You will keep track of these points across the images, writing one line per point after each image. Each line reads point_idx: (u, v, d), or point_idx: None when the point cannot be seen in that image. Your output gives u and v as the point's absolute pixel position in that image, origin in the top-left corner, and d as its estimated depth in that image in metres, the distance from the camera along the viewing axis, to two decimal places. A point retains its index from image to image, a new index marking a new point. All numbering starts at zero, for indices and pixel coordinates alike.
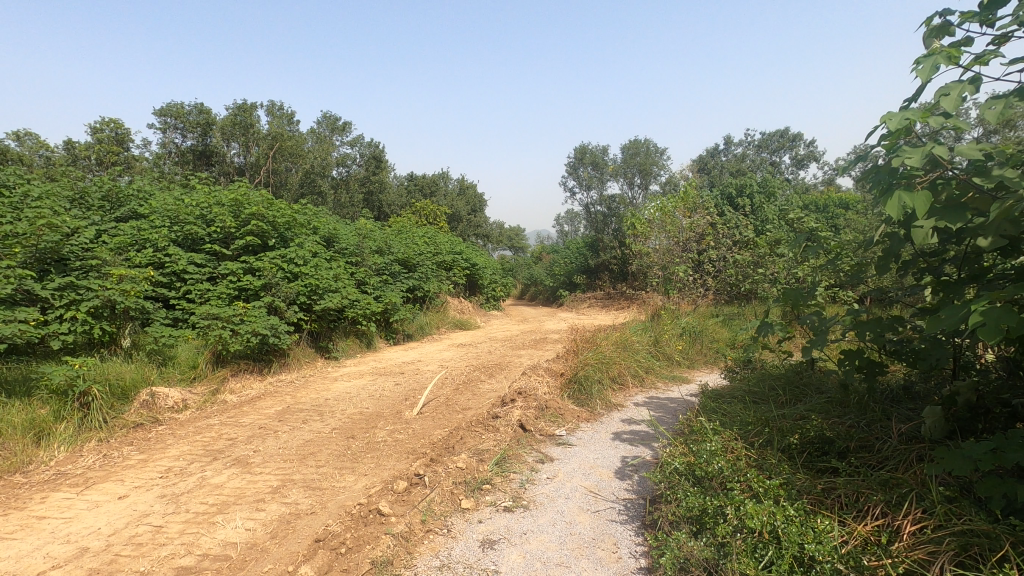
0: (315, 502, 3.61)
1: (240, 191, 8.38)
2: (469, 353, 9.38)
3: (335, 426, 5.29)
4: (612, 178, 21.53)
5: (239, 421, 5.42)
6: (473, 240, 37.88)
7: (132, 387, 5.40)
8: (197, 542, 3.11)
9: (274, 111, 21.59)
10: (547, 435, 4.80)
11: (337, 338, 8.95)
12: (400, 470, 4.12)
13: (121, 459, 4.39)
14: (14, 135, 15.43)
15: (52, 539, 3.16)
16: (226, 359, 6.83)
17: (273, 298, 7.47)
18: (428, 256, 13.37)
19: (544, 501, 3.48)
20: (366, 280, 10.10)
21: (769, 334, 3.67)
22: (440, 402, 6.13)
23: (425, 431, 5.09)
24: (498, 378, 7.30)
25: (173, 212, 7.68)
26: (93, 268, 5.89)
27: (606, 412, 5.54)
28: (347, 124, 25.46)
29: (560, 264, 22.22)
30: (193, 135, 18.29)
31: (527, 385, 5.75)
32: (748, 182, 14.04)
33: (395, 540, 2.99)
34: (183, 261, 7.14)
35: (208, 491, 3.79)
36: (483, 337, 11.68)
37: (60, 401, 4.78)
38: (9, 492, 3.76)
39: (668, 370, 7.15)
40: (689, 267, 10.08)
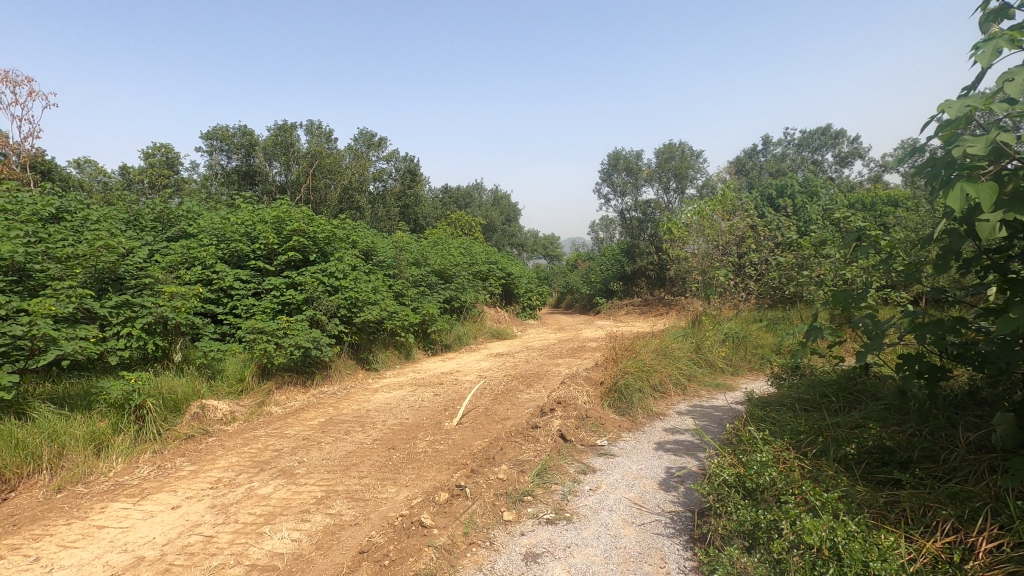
0: (359, 513, 3.64)
1: (282, 208, 8.64)
2: (507, 363, 9.39)
3: (376, 437, 5.35)
4: (647, 183, 21.34)
5: (284, 432, 5.54)
6: (507, 249, 38.07)
7: (183, 400, 5.61)
8: (245, 553, 3.17)
9: (313, 130, 22.29)
10: (588, 445, 4.73)
11: (376, 350, 9.10)
12: (441, 481, 4.13)
13: (174, 471, 4.55)
14: (75, 162, 16.40)
15: (110, 548, 3.28)
16: (272, 372, 7.02)
17: (315, 312, 7.64)
18: (465, 267, 13.49)
19: (587, 514, 3.41)
20: (404, 292, 10.25)
21: (819, 340, 3.50)
22: (479, 412, 6.13)
23: (465, 442, 5.09)
24: (537, 388, 7.25)
25: (220, 231, 7.99)
26: (147, 287, 6.17)
27: (648, 421, 5.42)
28: (382, 140, 26.07)
29: (596, 271, 22.05)
30: (238, 156, 19.06)
31: (567, 394, 5.69)
32: (788, 183, 13.67)
33: (438, 552, 2.98)
34: (229, 277, 7.40)
35: (256, 502, 3.87)
36: (520, 346, 11.66)
37: (117, 414, 5.00)
38: (71, 502, 3.94)
39: (711, 378, 6.97)
40: (729, 271, 9.83)
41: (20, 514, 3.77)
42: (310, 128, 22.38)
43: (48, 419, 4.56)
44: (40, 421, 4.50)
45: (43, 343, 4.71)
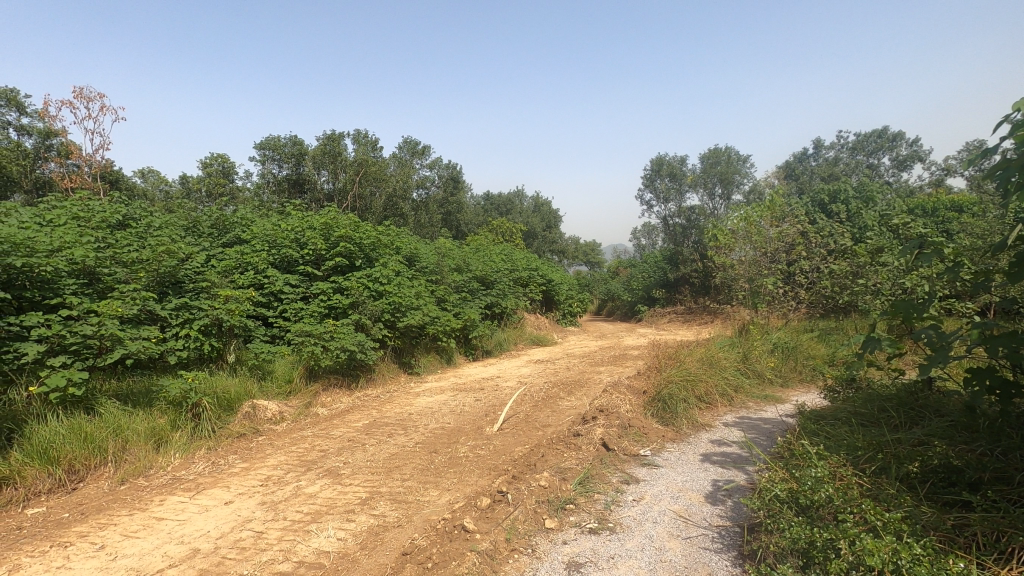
0: (402, 515, 3.69)
1: (330, 215, 8.92)
2: (548, 370, 9.35)
3: (418, 440, 5.42)
4: (691, 189, 20.95)
5: (331, 433, 5.69)
6: (548, 255, 38.00)
7: (236, 399, 5.84)
8: (294, 550, 3.26)
9: (360, 139, 22.91)
10: (631, 454, 4.65)
11: (418, 354, 9.23)
12: (482, 486, 4.13)
13: (227, 467, 4.73)
14: (140, 172, 17.36)
15: (169, 539, 3.44)
16: (319, 374, 7.22)
17: (360, 316, 7.83)
18: (505, 273, 13.54)
19: (630, 525, 3.35)
20: (446, 297, 10.39)
21: (878, 352, 3.33)
22: (520, 418, 6.12)
23: (506, 448, 5.09)
24: (578, 395, 7.19)
25: (272, 237, 8.30)
26: (204, 290, 6.48)
27: (693, 432, 5.29)
28: (425, 148, 26.61)
29: (638, 278, 21.73)
30: (289, 165, 19.57)
31: (609, 403, 5.62)
32: (842, 188, 13.17)
33: (481, 557, 2.98)
34: (280, 282, 7.67)
35: (303, 500, 3.98)
36: (561, 353, 11.59)
37: (176, 411, 5.25)
38: (133, 494, 4.15)
39: (760, 389, 6.75)
40: (778, 278, 9.50)
41: (88, 503, 4.00)
42: (357, 138, 23.05)
43: (114, 414, 4.82)
44: (106, 417, 4.76)
45: (110, 343, 4.99)
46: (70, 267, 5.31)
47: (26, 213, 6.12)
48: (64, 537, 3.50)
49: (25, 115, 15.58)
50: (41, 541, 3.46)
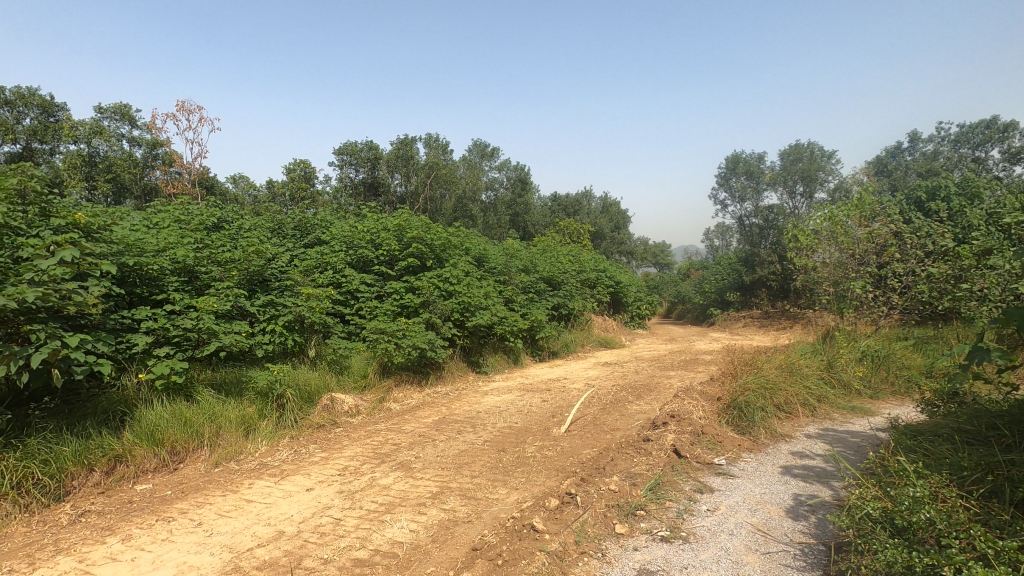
0: (471, 511, 3.76)
1: (403, 217, 9.24)
2: (616, 373, 9.18)
3: (486, 438, 5.49)
4: (770, 187, 20.14)
5: (403, 428, 5.88)
6: (616, 256, 37.50)
7: (316, 392, 6.17)
8: (369, 538, 3.40)
9: (431, 143, 23.65)
10: (704, 463, 4.49)
11: (486, 354, 9.36)
12: (550, 487, 4.13)
13: (308, 456, 5.00)
14: (232, 178, 18.67)
15: (257, 520, 3.68)
16: (391, 370, 7.48)
17: (430, 315, 8.05)
18: (573, 274, 13.47)
19: (705, 535, 3.23)
20: (513, 298, 10.50)
21: (987, 363, 3.03)
22: (587, 421, 6.06)
23: (573, 450, 5.06)
24: (647, 400, 7.02)
25: (350, 238, 8.70)
26: (288, 288, 6.89)
27: (771, 442, 5.04)
28: (494, 150, 27.03)
29: (711, 281, 20.92)
30: (364, 170, 20.46)
31: (680, 408, 5.45)
32: (943, 184, 12.11)
33: (550, 558, 2.98)
34: (356, 281, 8.01)
35: (378, 491, 4.14)
36: (629, 356, 11.37)
37: (262, 401, 5.62)
38: (226, 477, 4.48)
39: (846, 400, 6.33)
40: (868, 282, 8.86)
41: (187, 483, 4.36)
42: (428, 142, 23.77)
43: (209, 402, 5.23)
44: (203, 404, 5.16)
45: (206, 335, 5.42)
46: (173, 266, 5.79)
47: (137, 217, 6.74)
48: (167, 512, 3.83)
49: (136, 127, 17.17)
50: (148, 514, 3.80)
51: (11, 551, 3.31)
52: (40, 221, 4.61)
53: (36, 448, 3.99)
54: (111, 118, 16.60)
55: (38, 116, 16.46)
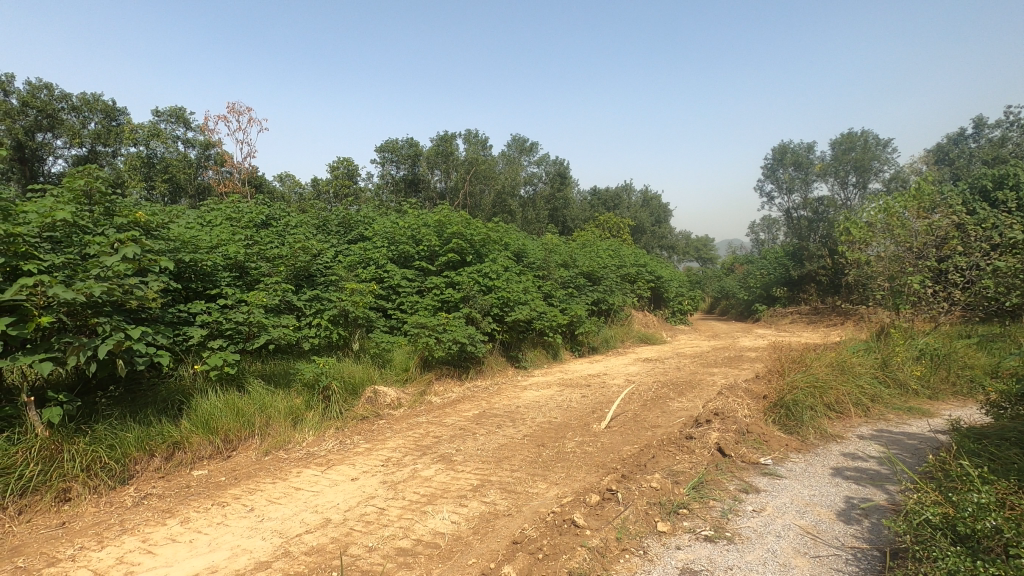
0: (511, 504, 3.79)
1: (443, 213, 9.36)
2: (656, 369, 9.04)
3: (526, 433, 5.52)
4: (820, 178, 19.36)
5: (444, 421, 5.97)
6: (656, 251, 36.89)
7: (360, 384, 6.33)
8: (412, 528, 3.46)
9: (471, 139, 23.87)
10: (750, 462, 4.38)
11: (526, 349, 9.38)
12: (590, 483, 4.12)
13: (353, 446, 5.14)
14: (279, 177, 19.27)
15: (306, 507, 3.81)
16: (432, 364, 7.59)
17: (470, 309, 8.13)
18: (613, 269, 13.33)
19: (751, 536, 3.15)
20: (552, 293, 10.49)
21: None
22: (628, 417, 5.99)
23: (613, 446, 5.01)
24: (689, 397, 6.89)
25: (391, 234, 8.86)
26: (333, 283, 7.08)
27: (821, 443, 4.87)
28: (533, 145, 27.01)
29: (756, 276, 20.29)
30: (405, 167, 20.80)
31: (725, 406, 5.33)
32: (1011, 171, 11.38)
33: (592, 554, 2.97)
34: (398, 276, 8.15)
35: (420, 482, 4.22)
36: (671, 352, 11.17)
37: (309, 393, 5.81)
38: (275, 465, 4.65)
39: (902, 401, 6.05)
40: (926, 277, 8.43)
41: (240, 470, 4.56)
42: (467, 138, 23.93)
43: (260, 392, 5.44)
44: (254, 395, 5.38)
45: (256, 328, 5.63)
46: (225, 262, 6.04)
47: (191, 215, 7.04)
48: (222, 497, 4.02)
49: (191, 129, 17.95)
50: (204, 499, 3.99)
51: (82, 530, 3.53)
52: (104, 219, 4.87)
53: (103, 433, 4.24)
54: (168, 121, 17.41)
55: (101, 120, 17.42)
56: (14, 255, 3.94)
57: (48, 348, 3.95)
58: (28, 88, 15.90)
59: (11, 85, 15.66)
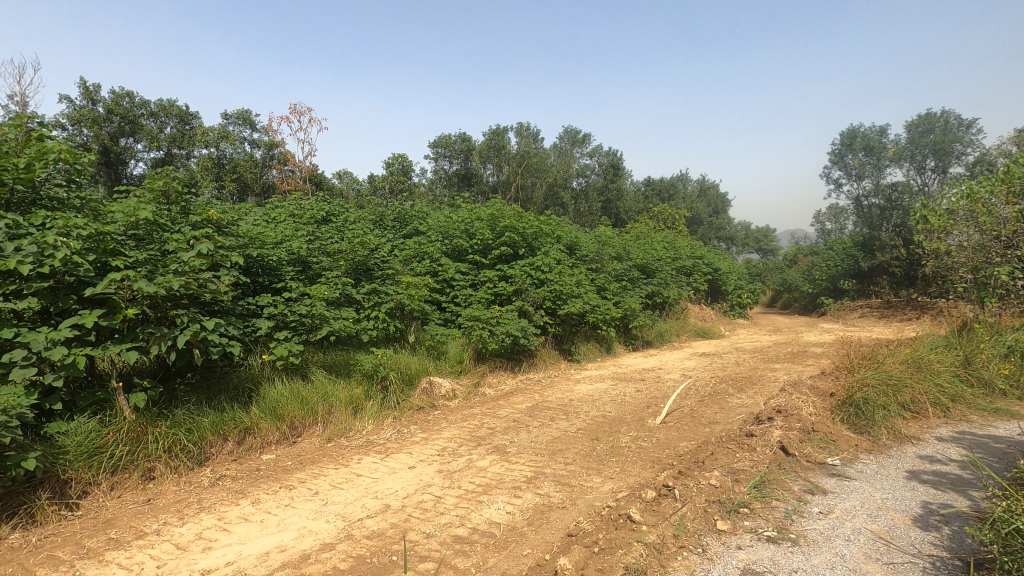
0: (566, 497, 3.79)
1: (496, 207, 9.42)
2: (714, 364, 8.78)
3: (579, 426, 5.49)
4: (894, 163, 18.22)
5: (498, 413, 6.03)
6: (714, 243, 35.72)
7: (416, 375, 6.49)
8: (468, 517, 3.53)
9: (523, 132, 23.93)
10: (816, 462, 4.19)
11: (579, 342, 9.32)
12: (646, 479, 4.06)
13: (410, 436, 5.28)
14: (337, 174, 19.88)
15: (366, 493, 3.95)
16: (486, 356, 7.68)
17: (523, 303, 8.16)
18: (668, 261, 13.04)
19: (817, 539, 3.02)
20: (605, 286, 10.37)
21: None
22: (685, 413, 5.86)
23: (670, 442, 4.92)
24: (749, 393, 6.66)
25: (445, 228, 9.01)
26: (389, 277, 7.27)
27: (895, 444, 4.59)
28: (585, 136, 26.72)
29: (821, 268, 19.31)
30: (458, 161, 21.24)
31: (788, 403, 5.13)
32: None
33: (648, 550, 2.93)
34: (452, 270, 8.28)
35: (475, 472, 4.29)
36: (729, 347, 10.80)
37: (368, 383, 6.01)
38: (337, 451, 4.85)
39: (987, 401, 5.62)
40: (1016, 268, 7.77)
41: (305, 455, 4.78)
42: (520, 132, 23.90)
43: (322, 382, 5.68)
44: (317, 384, 5.61)
45: (319, 320, 5.86)
46: (290, 257, 6.31)
47: (258, 212, 7.38)
48: (289, 480, 4.22)
49: (257, 131, 18.81)
50: (273, 481, 4.21)
51: (165, 507, 3.81)
52: (181, 217, 5.19)
53: (182, 418, 4.54)
54: (235, 123, 18.31)
55: (176, 125, 18.49)
56: (104, 251, 4.26)
57: (134, 338, 4.25)
58: (111, 97, 17.06)
59: (98, 94, 16.88)
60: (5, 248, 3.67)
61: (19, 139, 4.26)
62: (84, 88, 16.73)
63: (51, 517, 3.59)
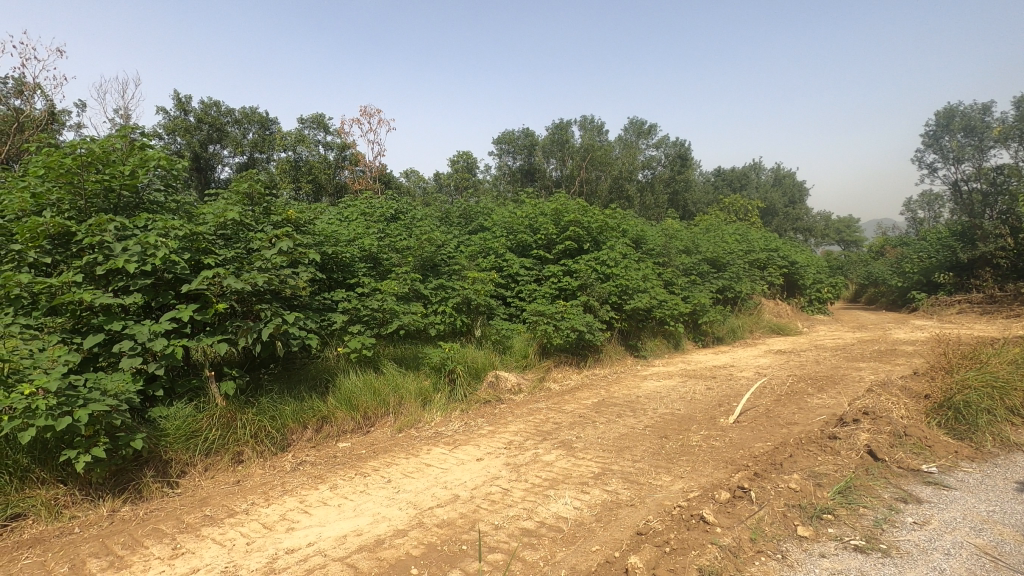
0: (634, 495, 3.73)
1: (560, 201, 9.37)
2: (791, 362, 8.34)
3: (648, 424, 5.39)
4: (999, 144, 16.58)
5: (563, 408, 6.02)
6: (790, 235, 33.95)
7: (483, 369, 6.59)
8: (535, 510, 3.55)
9: (586, 125, 23.75)
10: (909, 468, 3.90)
11: (645, 338, 9.14)
12: (719, 479, 3.92)
13: (477, 428, 5.37)
14: (405, 173, 20.45)
15: (436, 483, 4.06)
16: (551, 351, 7.67)
17: (588, 298, 8.09)
18: (740, 254, 12.51)
19: (911, 551, 2.81)
20: (673, 281, 10.10)
21: None
22: (759, 412, 5.62)
23: (743, 442, 4.72)
24: (831, 393, 6.29)
25: (510, 224, 9.07)
26: (456, 272, 7.42)
27: (1001, 453, 4.19)
28: (651, 127, 26.22)
29: (912, 260, 17.87)
30: (522, 157, 22.33)
31: (876, 405, 4.81)
32: None
33: (723, 553, 2.83)
34: (516, 265, 8.36)
35: (541, 466, 4.31)
36: (808, 345, 10.21)
37: (436, 375, 6.17)
38: (407, 442, 5.01)
39: None
40: None
41: (378, 444, 4.98)
42: (583, 125, 23.77)
43: (393, 374, 5.89)
44: (388, 376, 5.83)
45: (389, 314, 6.06)
46: (362, 254, 6.56)
47: (332, 211, 7.73)
48: (364, 468, 4.41)
49: (330, 134, 19.69)
50: (349, 468, 4.41)
51: (253, 488, 4.08)
52: (263, 217, 5.52)
53: (266, 405, 4.83)
54: (311, 127, 19.24)
55: (257, 131, 19.68)
56: (197, 250, 4.60)
57: (224, 330, 4.58)
58: (202, 107, 18.40)
59: (189, 104, 18.25)
60: (114, 249, 4.03)
61: (124, 148, 4.68)
62: (177, 100, 18.15)
63: (155, 493, 3.93)
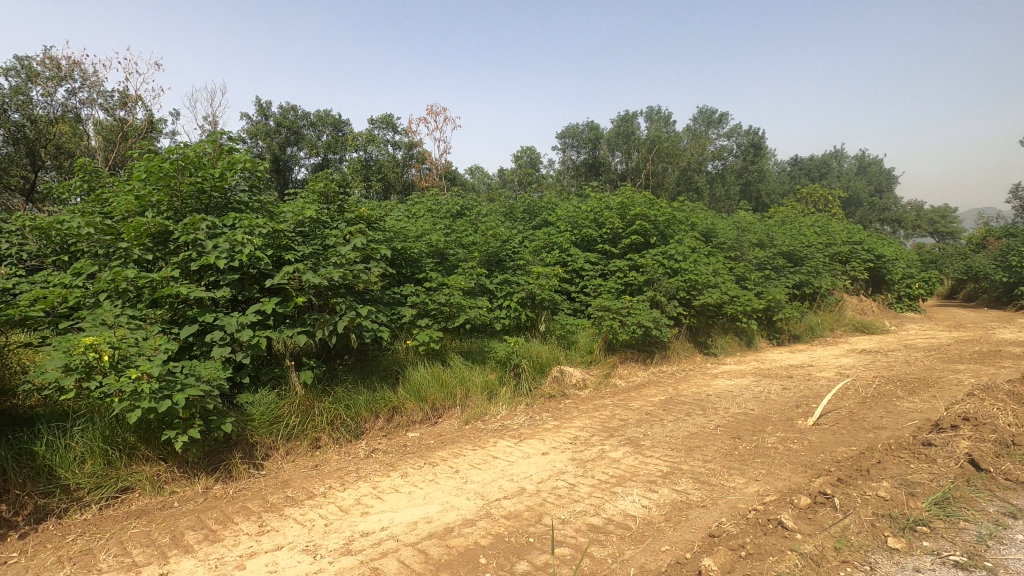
0: (706, 496, 3.61)
1: (626, 195, 9.20)
2: (877, 363, 7.80)
3: (719, 423, 5.20)
4: None
5: (629, 405, 5.92)
6: (875, 226, 31.68)
7: (547, 364, 6.59)
8: (603, 506, 3.52)
9: (653, 117, 23.19)
10: (1018, 481, 3.54)
11: (715, 335, 8.83)
12: (797, 483, 3.73)
13: (542, 423, 5.38)
14: (470, 170, 20.75)
15: (502, 475, 4.11)
16: (617, 347, 7.55)
17: (655, 293, 7.90)
18: (820, 248, 11.80)
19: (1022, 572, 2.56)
20: (746, 276, 9.68)
21: None
22: (842, 415, 5.29)
23: (824, 445, 4.47)
24: (924, 397, 5.81)
25: (574, 218, 9.00)
26: (520, 267, 7.45)
27: None
28: (722, 116, 25.25)
29: (1020, 252, 16.20)
30: (585, 150, 22.01)
31: (978, 411, 4.40)
32: None
33: (804, 561, 2.69)
34: (581, 260, 8.27)
35: (608, 463, 4.26)
36: (897, 344, 9.50)
37: (502, 369, 6.24)
38: (474, 434, 5.10)
39: None
40: None
41: (445, 435, 5.10)
42: (649, 116, 23.16)
43: (460, 367, 6.01)
44: (454, 369, 5.95)
45: (456, 308, 6.19)
46: (429, 250, 6.72)
47: (401, 208, 7.97)
48: (432, 458, 4.53)
49: (398, 133, 20.28)
50: (418, 458, 4.55)
51: (329, 473, 4.29)
52: (337, 215, 5.75)
53: (341, 395, 5.06)
54: (380, 128, 19.92)
55: (331, 133, 20.56)
56: (279, 247, 4.87)
57: (303, 323, 4.83)
58: (280, 111, 19.45)
59: (269, 109, 19.33)
60: (206, 246, 4.34)
61: (214, 152, 5.02)
62: (259, 105, 19.28)
63: (243, 473, 4.21)
